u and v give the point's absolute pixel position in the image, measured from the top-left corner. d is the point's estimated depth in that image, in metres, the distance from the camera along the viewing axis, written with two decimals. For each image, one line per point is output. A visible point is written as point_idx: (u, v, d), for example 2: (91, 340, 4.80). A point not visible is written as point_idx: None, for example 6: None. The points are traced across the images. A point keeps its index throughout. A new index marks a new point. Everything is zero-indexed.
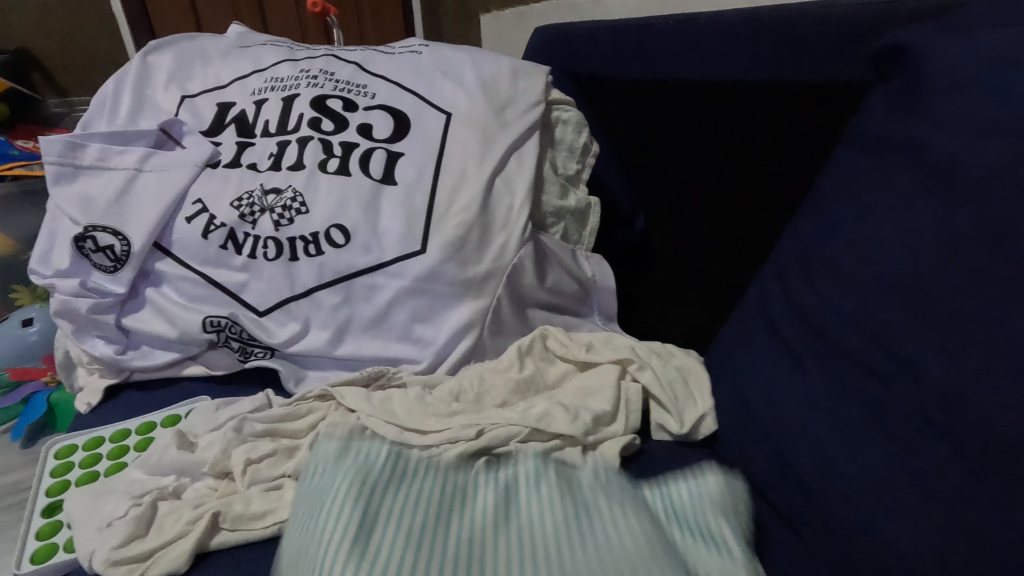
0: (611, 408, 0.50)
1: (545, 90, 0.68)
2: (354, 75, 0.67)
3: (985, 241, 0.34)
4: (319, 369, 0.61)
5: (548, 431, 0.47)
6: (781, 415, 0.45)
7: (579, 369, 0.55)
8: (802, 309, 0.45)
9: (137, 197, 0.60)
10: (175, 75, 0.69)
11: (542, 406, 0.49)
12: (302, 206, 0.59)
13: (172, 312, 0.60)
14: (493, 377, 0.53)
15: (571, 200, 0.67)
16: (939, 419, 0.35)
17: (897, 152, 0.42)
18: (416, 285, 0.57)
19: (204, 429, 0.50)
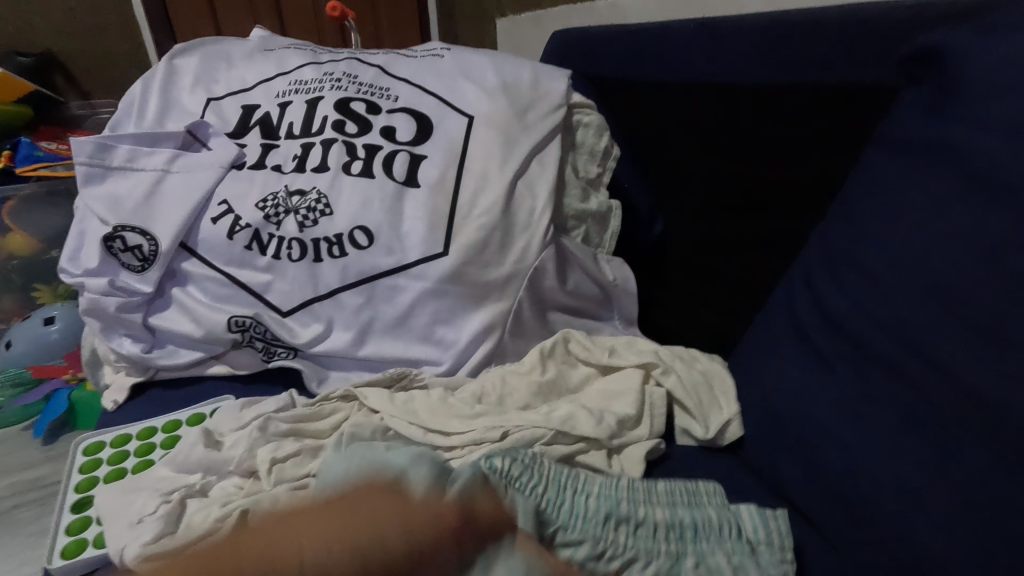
0: (634, 412, 0.49)
1: (566, 94, 0.68)
2: (378, 78, 0.67)
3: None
4: (342, 370, 0.61)
5: (573, 434, 0.47)
6: (809, 419, 0.44)
7: (602, 373, 0.55)
8: (830, 314, 0.45)
9: (165, 197, 0.61)
10: (202, 79, 0.70)
11: (566, 409, 0.49)
12: (326, 207, 0.59)
13: (197, 311, 0.60)
14: (515, 380, 0.53)
15: (591, 203, 0.66)
16: (976, 425, 0.35)
17: (929, 155, 0.41)
18: (438, 287, 0.57)
19: (230, 428, 0.51)
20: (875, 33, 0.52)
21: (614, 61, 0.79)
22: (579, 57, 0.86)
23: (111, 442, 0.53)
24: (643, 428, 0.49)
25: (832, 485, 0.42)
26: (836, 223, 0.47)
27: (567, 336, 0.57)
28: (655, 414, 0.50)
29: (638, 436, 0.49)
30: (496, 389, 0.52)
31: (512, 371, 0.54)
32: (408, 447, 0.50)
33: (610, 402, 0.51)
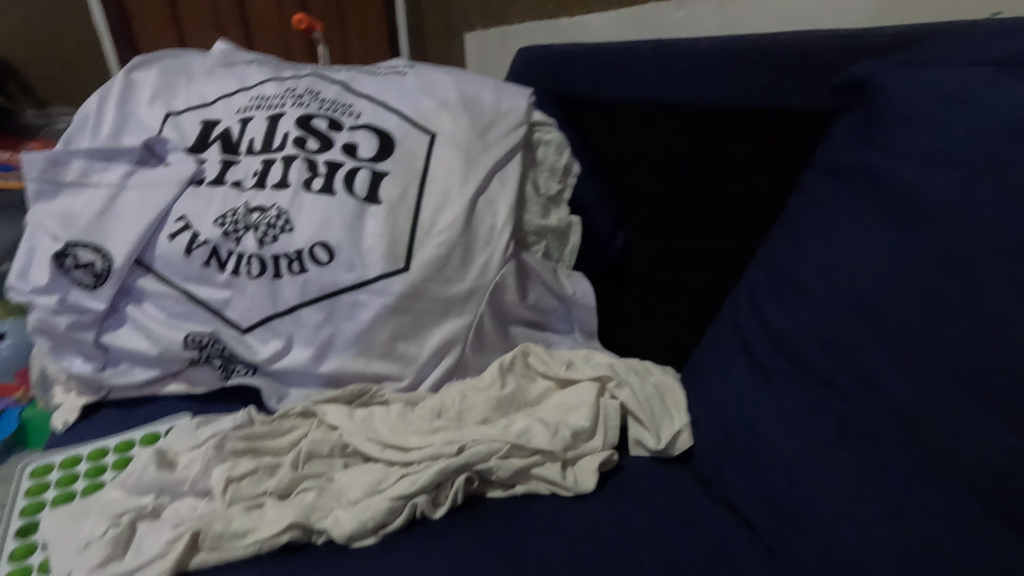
0: (589, 424, 0.51)
1: (526, 112, 0.70)
2: (340, 95, 0.68)
3: (935, 269, 0.37)
4: (302, 386, 0.61)
5: (529, 447, 0.48)
6: (751, 429, 0.47)
7: (561, 385, 0.57)
8: (771, 326, 0.47)
9: (121, 214, 0.60)
10: (161, 92, 0.70)
11: (523, 420, 0.51)
12: (286, 224, 0.59)
13: (153, 329, 0.60)
14: (476, 395, 0.53)
15: (551, 219, 0.68)
16: (901, 432, 0.37)
17: (859, 177, 0.44)
18: (398, 303, 0.58)
19: (185, 447, 0.50)
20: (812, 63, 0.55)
21: (573, 80, 0.82)
22: (542, 74, 0.89)
23: (60, 464, 0.52)
24: (598, 437, 0.51)
25: (773, 491, 0.44)
26: (777, 240, 0.50)
27: (526, 350, 0.58)
28: (611, 426, 0.51)
29: (592, 447, 0.50)
30: (455, 403, 0.53)
31: (470, 385, 0.55)
32: (366, 462, 0.50)
33: (567, 415, 0.52)
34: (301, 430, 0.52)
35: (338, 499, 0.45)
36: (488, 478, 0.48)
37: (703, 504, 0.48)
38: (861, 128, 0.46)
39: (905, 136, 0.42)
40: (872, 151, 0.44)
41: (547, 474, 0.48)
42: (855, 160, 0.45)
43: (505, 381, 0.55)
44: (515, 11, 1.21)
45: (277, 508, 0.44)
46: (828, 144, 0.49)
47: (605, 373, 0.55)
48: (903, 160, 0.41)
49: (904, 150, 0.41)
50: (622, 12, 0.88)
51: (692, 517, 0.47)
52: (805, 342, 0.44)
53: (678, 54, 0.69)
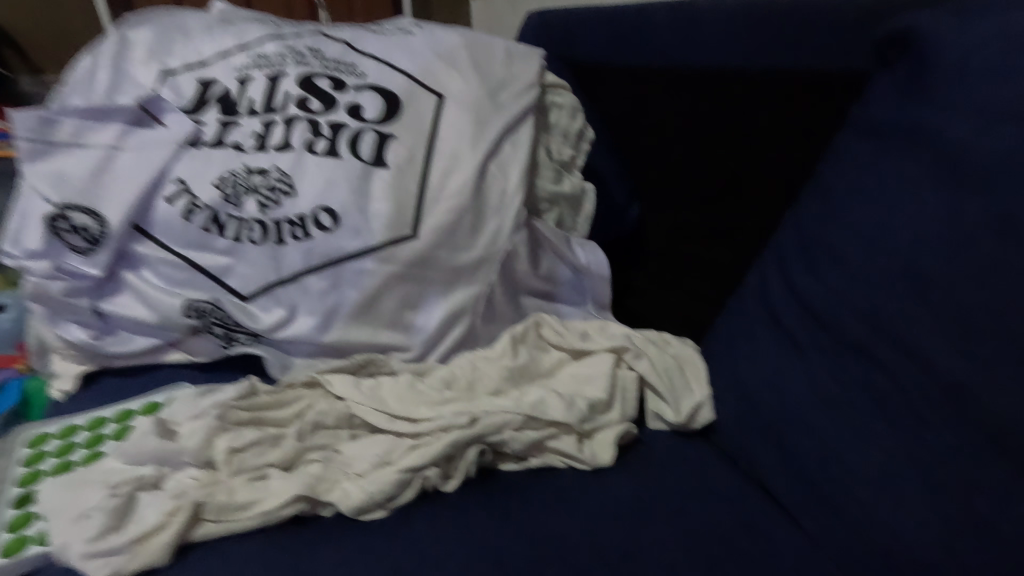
0: (606, 396, 0.48)
1: (539, 73, 0.67)
2: (344, 54, 0.65)
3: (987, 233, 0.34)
4: (306, 357, 0.59)
5: (543, 419, 0.46)
6: (776, 402, 0.45)
7: (574, 357, 0.54)
8: (800, 295, 0.45)
9: (115, 176, 0.58)
10: (156, 50, 0.66)
11: (536, 390, 0.49)
12: (289, 187, 0.57)
13: (152, 296, 0.58)
14: (487, 367, 0.51)
15: (564, 185, 0.65)
16: (944, 404, 0.36)
17: (902, 135, 0.41)
18: (406, 270, 0.56)
19: (186, 416, 0.48)
20: None
21: (586, 41, 0.78)
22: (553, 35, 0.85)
23: (58, 433, 0.50)
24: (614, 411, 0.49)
25: (800, 467, 0.43)
26: (807, 205, 0.47)
27: (540, 320, 0.55)
28: (626, 399, 0.49)
29: (608, 420, 0.48)
30: (465, 374, 0.51)
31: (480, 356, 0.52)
32: (373, 434, 0.48)
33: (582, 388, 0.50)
34: (306, 400, 0.51)
35: (346, 472, 0.44)
36: (501, 450, 0.46)
37: (725, 479, 0.47)
38: (904, 84, 0.43)
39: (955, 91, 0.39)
40: (916, 108, 0.41)
41: (561, 447, 0.46)
42: (896, 118, 0.42)
43: (516, 351, 0.53)
44: None
45: (282, 481, 0.43)
46: (865, 102, 0.46)
47: (621, 344, 0.53)
48: (953, 117, 0.38)
49: (954, 107, 0.38)
50: None
51: (714, 493, 0.45)
52: (838, 311, 0.42)
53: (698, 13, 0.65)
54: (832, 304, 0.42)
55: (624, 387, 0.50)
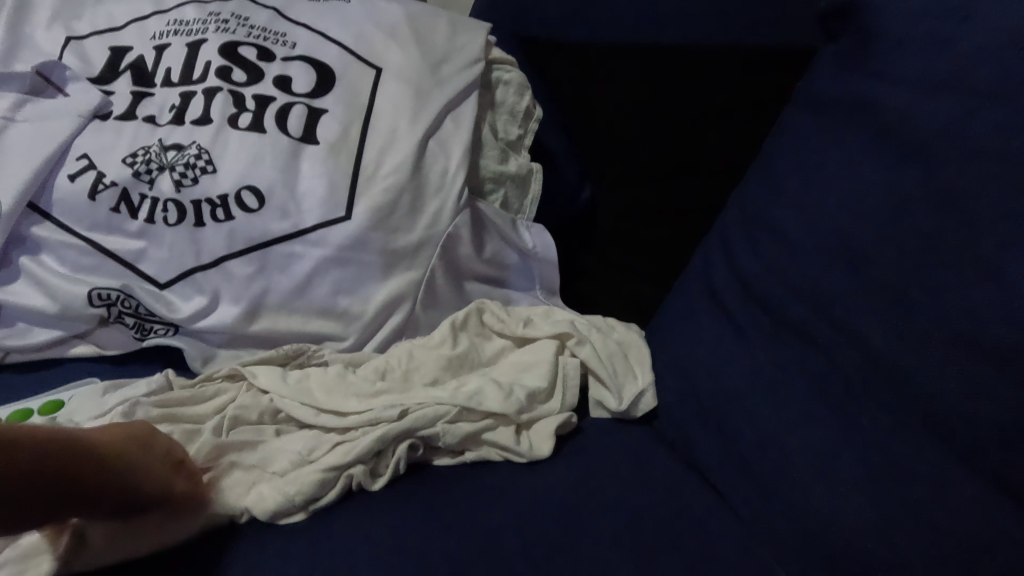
0: (546, 384, 0.46)
1: (484, 47, 0.63)
2: (273, 21, 0.60)
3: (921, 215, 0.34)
4: (232, 347, 0.55)
5: (480, 410, 0.44)
6: (717, 387, 0.44)
7: (517, 344, 0.52)
8: (743, 278, 0.44)
9: (8, 151, 0.52)
10: (60, 13, 0.60)
11: (474, 379, 0.46)
12: (208, 164, 0.52)
13: (54, 284, 0.53)
14: (424, 357, 0.48)
15: (510, 165, 0.62)
16: (882, 388, 0.35)
17: (845, 112, 0.40)
18: (337, 255, 0.52)
19: (89, 415, 0.44)
20: None
21: None
22: None
23: None
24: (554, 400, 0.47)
25: (740, 453, 0.42)
26: (751, 184, 0.46)
27: (482, 306, 0.52)
28: (568, 389, 0.47)
29: (548, 410, 0.46)
30: (399, 365, 0.48)
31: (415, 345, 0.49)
32: (300, 429, 0.45)
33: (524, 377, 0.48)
34: (227, 395, 0.47)
35: (268, 473, 0.42)
36: (434, 443, 0.44)
37: (666, 467, 0.46)
38: (848, 61, 0.42)
39: (897, 69, 0.38)
40: (858, 84, 0.40)
41: (497, 440, 0.44)
42: (840, 96, 0.41)
43: (454, 338, 0.51)
44: None
45: None
46: (811, 79, 0.45)
47: (565, 329, 0.50)
48: (894, 95, 0.37)
49: (895, 84, 0.37)
50: None
51: (654, 480, 0.44)
52: (777, 293, 0.41)
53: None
54: (771, 286, 0.41)
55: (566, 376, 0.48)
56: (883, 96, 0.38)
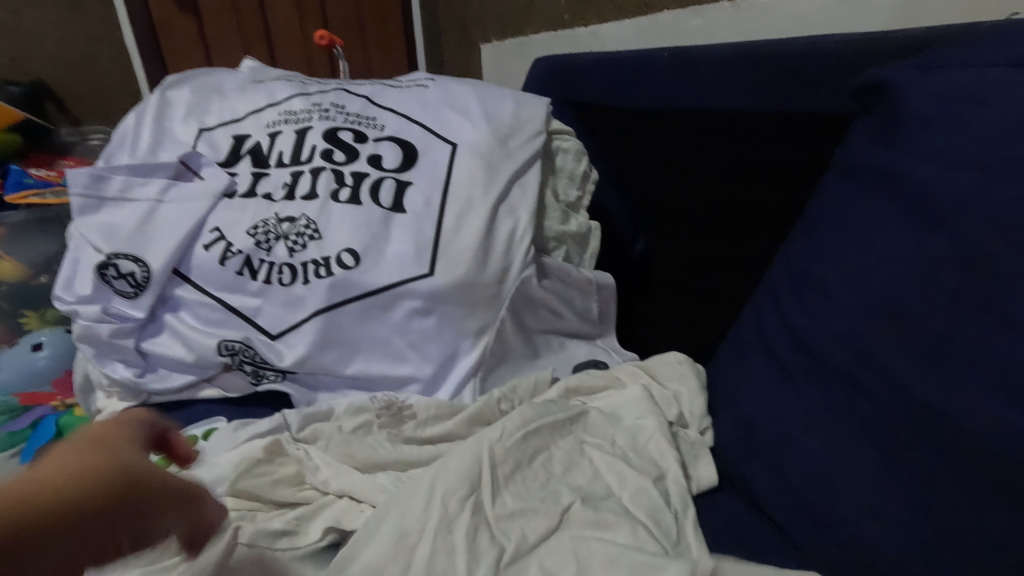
0: (653, 459, 0.50)
1: (546, 120, 0.72)
2: (365, 108, 0.70)
3: (950, 273, 0.37)
4: (329, 390, 0.63)
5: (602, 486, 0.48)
6: (774, 424, 0.47)
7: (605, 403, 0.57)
8: (793, 329, 0.48)
9: (159, 227, 0.63)
10: (193, 109, 0.72)
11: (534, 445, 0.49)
12: (316, 232, 0.61)
13: (188, 336, 0.62)
14: (545, 435, 0.49)
15: (571, 225, 0.70)
16: (922, 432, 0.37)
17: (878, 179, 0.45)
18: (431, 305, 0.59)
19: (224, 450, 0.52)
20: (823, 67, 0.56)
21: (589, 89, 0.84)
22: (558, 83, 0.90)
23: None
24: (649, 531, 0.44)
25: (794, 487, 0.44)
26: (800, 241, 0.51)
27: (544, 376, 0.60)
28: (657, 457, 0.50)
29: (660, 538, 0.43)
30: None
31: None
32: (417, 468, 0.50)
33: (602, 486, 0.48)
34: (342, 444, 0.52)
35: (448, 572, 0.40)
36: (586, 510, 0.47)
37: (729, 506, 0.50)
38: (877, 135, 0.47)
39: (924, 143, 0.42)
40: (885, 155, 0.45)
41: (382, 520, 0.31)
42: (874, 162, 0.46)
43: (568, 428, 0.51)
44: (531, 23, 1.26)
45: (314, 512, 0.48)
46: (844, 153, 0.50)
47: (644, 401, 0.55)
48: (920, 165, 0.42)
49: (919, 156, 0.42)
50: (638, 20, 0.94)
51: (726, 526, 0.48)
52: (832, 340, 0.44)
53: (698, 62, 0.68)
54: (823, 333, 0.45)
55: (630, 444, 0.51)
56: (909, 167, 0.42)
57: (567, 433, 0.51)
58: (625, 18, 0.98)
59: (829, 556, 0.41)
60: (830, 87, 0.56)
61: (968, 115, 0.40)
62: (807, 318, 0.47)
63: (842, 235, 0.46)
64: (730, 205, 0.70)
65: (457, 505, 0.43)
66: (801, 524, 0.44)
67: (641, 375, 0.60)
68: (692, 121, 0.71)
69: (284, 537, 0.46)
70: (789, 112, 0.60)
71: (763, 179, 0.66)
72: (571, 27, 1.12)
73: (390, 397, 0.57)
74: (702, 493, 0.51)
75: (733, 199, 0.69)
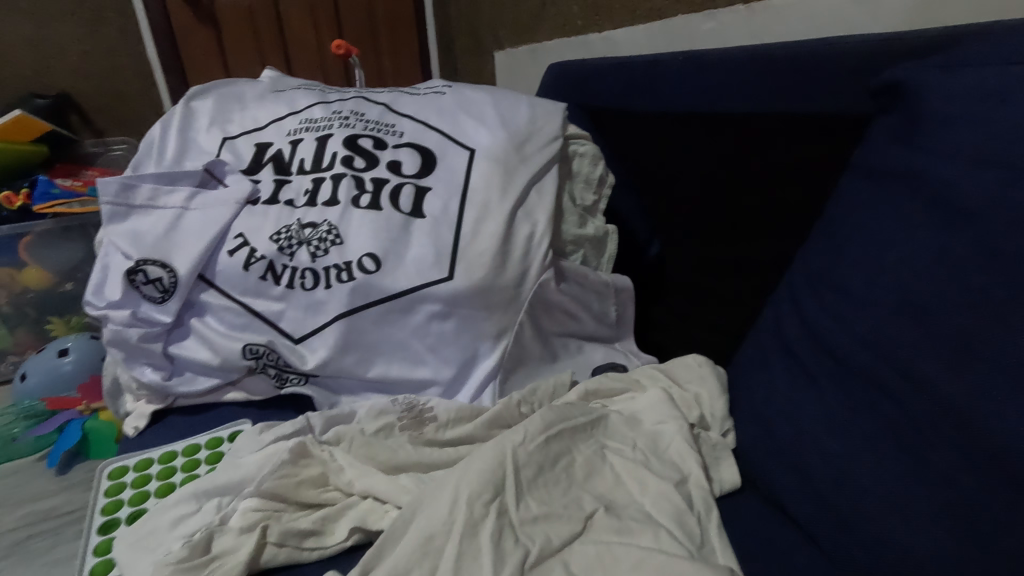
0: (676, 462, 0.50)
1: (562, 125, 0.72)
2: (384, 115, 0.71)
3: (974, 274, 0.37)
4: (350, 393, 0.64)
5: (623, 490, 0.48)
6: (795, 426, 0.47)
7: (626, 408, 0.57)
8: (814, 330, 0.48)
9: (185, 233, 0.65)
10: (217, 119, 0.74)
11: (556, 446, 0.49)
12: (337, 238, 0.62)
13: (214, 340, 0.63)
14: (568, 437, 0.50)
15: (587, 228, 0.70)
16: (949, 432, 0.37)
17: (898, 179, 0.45)
18: (450, 309, 0.60)
19: (250, 451, 0.53)
20: (840, 69, 0.56)
21: (604, 94, 0.84)
22: (572, 88, 0.91)
23: (135, 467, 0.58)
24: (671, 534, 0.44)
25: (818, 489, 0.44)
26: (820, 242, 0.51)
27: (562, 380, 0.60)
28: (678, 460, 0.51)
29: (683, 540, 0.44)
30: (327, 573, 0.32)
31: None
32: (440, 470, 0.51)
33: (624, 490, 0.48)
34: (366, 447, 0.52)
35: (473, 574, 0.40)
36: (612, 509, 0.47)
37: (752, 508, 0.50)
38: (897, 136, 0.47)
39: (945, 143, 0.42)
40: (906, 155, 0.45)
41: None
42: (894, 162, 0.46)
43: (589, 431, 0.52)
44: (544, 29, 1.27)
45: (339, 513, 0.49)
46: (863, 154, 0.50)
47: (664, 404, 0.54)
48: (942, 164, 0.41)
49: (942, 156, 0.42)
50: (651, 25, 0.94)
51: (749, 529, 0.48)
52: (854, 341, 0.44)
53: (713, 65, 0.68)
54: (845, 335, 0.45)
55: (652, 447, 0.52)
56: (931, 166, 0.42)
57: (587, 437, 0.51)
58: (638, 23, 0.98)
59: (853, 558, 0.41)
60: (847, 88, 0.56)
61: (990, 113, 0.40)
62: (829, 319, 0.46)
63: (863, 236, 0.46)
64: (748, 208, 0.70)
65: (481, 507, 0.43)
66: (824, 526, 0.43)
67: (660, 378, 0.60)
68: (707, 123, 0.71)
69: (310, 537, 0.47)
70: (806, 113, 0.60)
71: (780, 181, 0.66)
72: (584, 33, 1.13)
73: (412, 401, 0.57)
74: (724, 496, 0.51)
75: (750, 202, 0.69)
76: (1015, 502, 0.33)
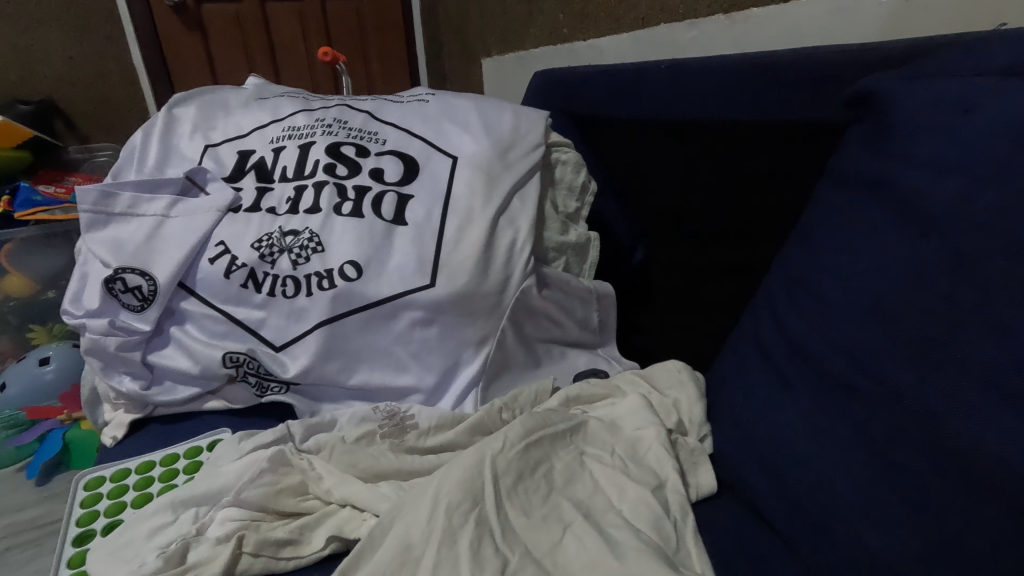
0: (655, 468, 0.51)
1: (545, 133, 0.73)
2: (367, 123, 0.71)
3: (942, 281, 0.38)
4: (333, 401, 0.64)
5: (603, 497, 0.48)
6: (772, 431, 0.47)
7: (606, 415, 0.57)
8: (789, 336, 0.48)
9: (165, 241, 0.64)
10: (199, 126, 0.74)
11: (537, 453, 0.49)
12: (318, 245, 0.62)
13: (194, 348, 0.63)
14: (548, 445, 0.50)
15: (570, 235, 0.71)
16: (918, 436, 0.37)
17: (869, 187, 0.46)
18: (432, 316, 0.60)
19: (229, 460, 0.53)
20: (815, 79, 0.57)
21: (588, 102, 0.85)
22: (556, 96, 0.92)
23: (111, 478, 0.57)
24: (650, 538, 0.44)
25: (793, 493, 0.45)
26: (795, 250, 0.51)
27: (544, 387, 0.61)
28: (657, 466, 0.51)
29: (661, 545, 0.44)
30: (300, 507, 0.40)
31: None
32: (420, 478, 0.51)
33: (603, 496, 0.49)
34: (346, 456, 0.52)
35: None
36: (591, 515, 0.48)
37: (730, 512, 0.50)
38: (868, 145, 0.48)
39: (914, 152, 0.43)
40: (877, 164, 0.45)
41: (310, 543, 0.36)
42: (866, 170, 0.47)
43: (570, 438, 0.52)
44: (531, 37, 1.28)
45: (318, 522, 0.48)
46: (837, 163, 0.51)
47: (644, 410, 0.55)
48: (911, 173, 0.42)
49: (911, 165, 0.43)
50: (635, 34, 0.96)
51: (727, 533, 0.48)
52: (828, 347, 0.44)
53: (692, 73, 0.68)
54: (819, 340, 0.45)
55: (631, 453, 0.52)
56: (901, 174, 0.43)
57: (567, 444, 0.51)
58: (622, 32, 1.00)
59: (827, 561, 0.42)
60: (822, 97, 0.57)
61: (955, 123, 0.41)
62: (804, 325, 0.47)
63: (836, 244, 0.47)
64: (728, 214, 0.70)
65: (459, 516, 0.43)
66: (799, 530, 0.44)
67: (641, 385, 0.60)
68: (687, 131, 0.72)
69: (287, 546, 0.46)
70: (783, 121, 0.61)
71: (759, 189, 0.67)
72: (570, 41, 1.14)
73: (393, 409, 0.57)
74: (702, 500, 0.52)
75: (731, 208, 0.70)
76: (982, 504, 0.34)
